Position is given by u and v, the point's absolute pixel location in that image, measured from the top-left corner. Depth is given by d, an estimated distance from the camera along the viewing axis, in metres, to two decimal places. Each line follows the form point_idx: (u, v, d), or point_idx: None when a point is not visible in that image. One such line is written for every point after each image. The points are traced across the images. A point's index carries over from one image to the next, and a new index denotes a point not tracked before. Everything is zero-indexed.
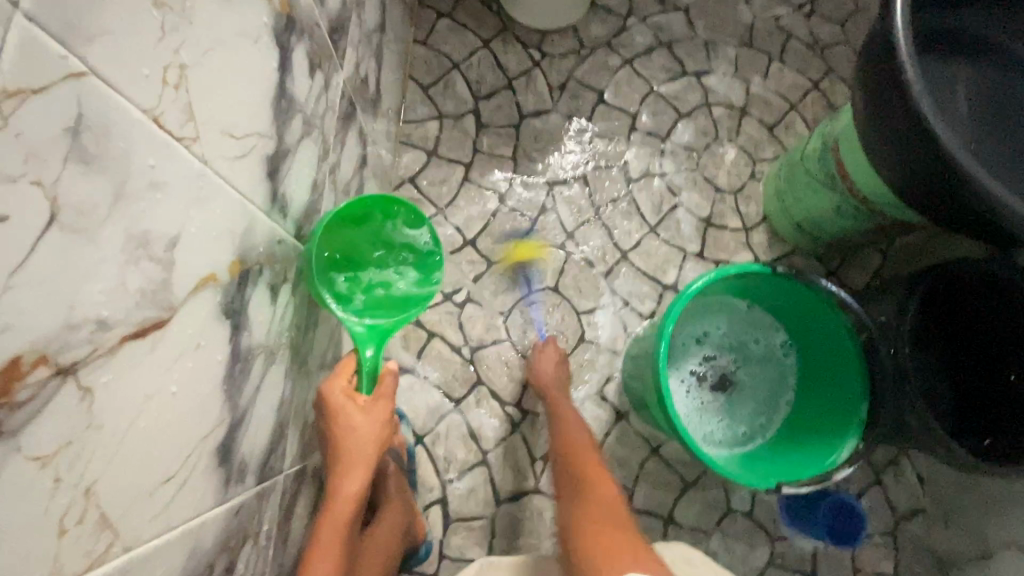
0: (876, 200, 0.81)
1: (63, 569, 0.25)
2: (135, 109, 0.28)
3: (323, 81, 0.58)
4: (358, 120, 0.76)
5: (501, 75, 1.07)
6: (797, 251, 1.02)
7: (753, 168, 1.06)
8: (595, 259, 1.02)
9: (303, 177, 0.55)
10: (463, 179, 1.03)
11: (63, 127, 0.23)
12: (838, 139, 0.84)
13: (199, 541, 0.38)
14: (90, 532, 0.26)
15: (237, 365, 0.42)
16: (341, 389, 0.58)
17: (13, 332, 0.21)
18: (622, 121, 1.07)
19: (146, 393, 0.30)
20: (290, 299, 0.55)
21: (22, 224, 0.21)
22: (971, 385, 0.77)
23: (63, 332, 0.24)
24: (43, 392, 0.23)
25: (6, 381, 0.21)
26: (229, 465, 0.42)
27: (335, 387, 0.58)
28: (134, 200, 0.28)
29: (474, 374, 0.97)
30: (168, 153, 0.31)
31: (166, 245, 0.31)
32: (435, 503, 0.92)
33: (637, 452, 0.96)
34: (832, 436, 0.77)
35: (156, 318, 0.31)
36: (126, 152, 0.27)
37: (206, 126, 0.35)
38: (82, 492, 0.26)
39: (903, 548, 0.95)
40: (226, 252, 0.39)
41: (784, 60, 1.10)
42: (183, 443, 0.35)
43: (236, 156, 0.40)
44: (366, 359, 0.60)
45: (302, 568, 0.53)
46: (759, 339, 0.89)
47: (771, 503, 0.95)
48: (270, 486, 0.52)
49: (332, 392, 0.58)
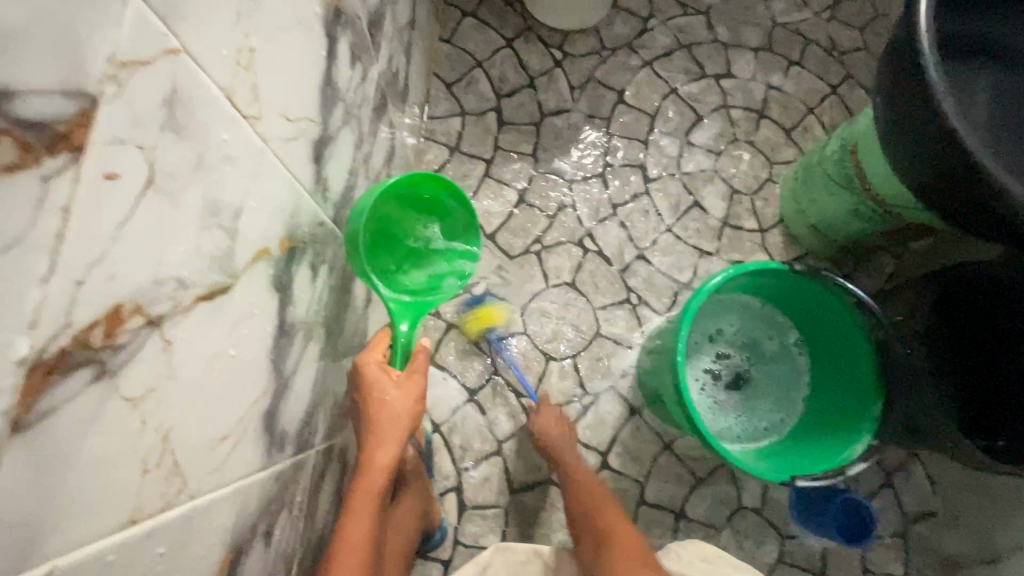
0: (894, 203, 0.82)
1: (144, 508, 0.27)
2: (215, 86, 0.30)
3: (361, 72, 0.61)
4: (388, 113, 0.79)
5: (523, 73, 1.09)
6: (812, 253, 1.03)
7: (769, 170, 1.07)
8: (612, 257, 1.03)
9: (341, 164, 0.58)
10: (484, 174, 1.05)
11: (161, 97, 0.25)
12: (857, 141, 0.85)
13: (248, 500, 0.41)
14: (164, 475, 0.28)
15: (282, 337, 0.44)
16: (376, 360, 0.61)
17: (119, 281, 0.23)
18: (642, 122, 1.08)
19: (212, 352, 0.32)
20: (325, 280, 0.57)
21: (130, 183, 0.23)
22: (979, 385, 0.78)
23: (153, 287, 0.26)
24: (136, 340, 0.25)
25: (110, 326, 0.23)
26: (272, 433, 0.45)
27: (370, 359, 0.62)
28: (209, 171, 0.30)
29: (491, 366, 0.98)
30: (238, 129, 0.33)
31: (232, 215, 0.33)
32: (450, 491, 0.94)
33: (649, 447, 0.97)
34: (846, 432, 0.78)
35: (222, 283, 0.33)
36: (206, 125, 0.29)
37: (267, 107, 0.37)
38: (161, 437, 0.28)
39: (912, 550, 0.95)
40: (278, 228, 0.41)
41: (804, 65, 1.11)
42: (238, 405, 0.37)
43: (290, 138, 0.42)
44: (400, 334, 0.62)
45: (337, 533, 0.56)
46: (772, 335, 0.91)
47: (780, 501, 0.97)
48: (304, 458, 0.55)
49: (368, 362, 0.61)
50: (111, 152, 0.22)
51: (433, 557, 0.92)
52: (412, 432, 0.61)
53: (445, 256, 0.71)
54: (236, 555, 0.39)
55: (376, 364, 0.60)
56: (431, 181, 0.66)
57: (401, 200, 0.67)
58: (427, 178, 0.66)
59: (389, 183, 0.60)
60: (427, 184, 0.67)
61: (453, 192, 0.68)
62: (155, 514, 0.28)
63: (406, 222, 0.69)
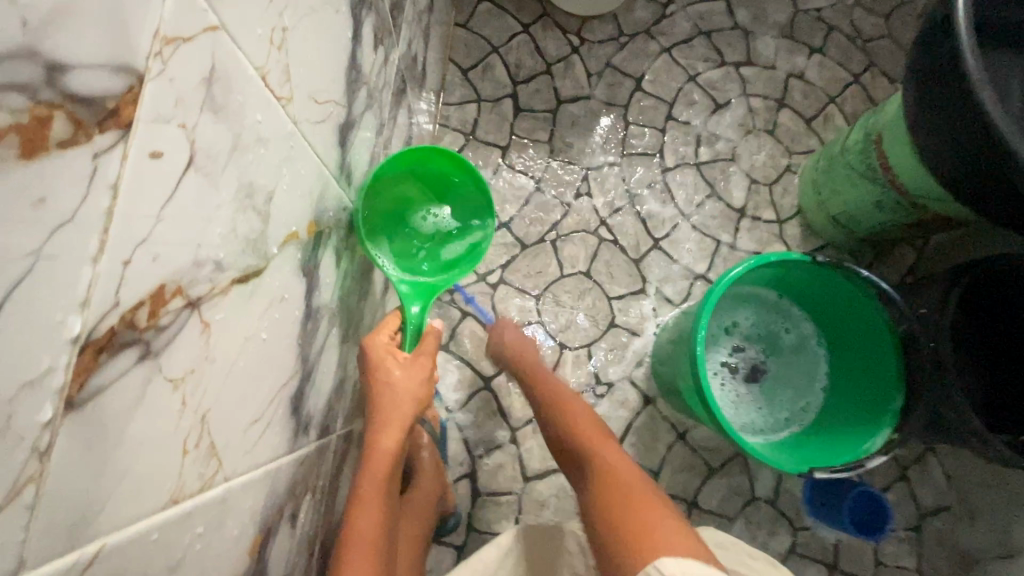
0: (919, 193, 0.80)
1: (184, 488, 0.27)
2: (250, 65, 0.29)
3: (383, 56, 0.60)
4: (406, 99, 0.78)
5: (540, 60, 1.08)
6: (831, 245, 1.02)
7: (789, 159, 1.06)
8: (629, 247, 1.02)
9: (363, 149, 0.57)
10: (499, 162, 1.04)
11: (201, 74, 0.25)
12: (882, 130, 0.83)
13: (275, 483, 0.41)
14: (202, 457, 0.29)
15: (309, 321, 0.44)
16: (382, 342, 0.60)
17: (162, 261, 0.23)
18: (659, 110, 1.07)
19: (245, 335, 0.32)
20: (347, 266, 0.57)
21: (173, 161, 0.23)
22: (1001, 379, 0.77)
23: (192, 268, 0.26)
24: (178, 320, 0.25)
25: (155, 307, 0.23)
26: (298, 417, 0.45)
27: (377, 341, 0.61)
28: (244, 152, 0.30)
29: (505, 354, 0.98)
30: (271, 110, 0.33)
31: (265, 198, 0.33)
32: (464, 478, 0.94)
33: (663, 437, 0.97)
34: (864, 425, 0.78)
35: (256, 266, 0.33)
36: (242, 105, 0.29)
37: (298, 89, 0.37)
38: (200, 419, 0.28)
39: (926, 543, 0.95)
40: (306, 212, 0.41)
41: (826, 52, 1.09)
42: (268, 390, 0.37)
43: (318, 121, 0.41)
44: (411, 316, 0.63)
45: (348, 515, 0.55)
46: (788, 327, 0.90)
47: (794, 493, 0.96)
48: (326, 443, 0.55)
49: (375, 343, 0.60)
50: (155, 130, 0.22)
51: (447, 543, 0.92)
52: (417, 414, 0.61)
53: (459, 233, 0.71)
54: (264, 537, 0.40)
55: (382, 345, 0.60)
56: (436, 155, 0.66)
57: (413, 179, 0.68)
58: (433, 152, 0.65)
59: (394, 160, 0.61)
60: (434, 159, 0.67)
61: (465, 167, 0.68)
62: (194, 494, 0.28)
63: (420, 199, 0.69)
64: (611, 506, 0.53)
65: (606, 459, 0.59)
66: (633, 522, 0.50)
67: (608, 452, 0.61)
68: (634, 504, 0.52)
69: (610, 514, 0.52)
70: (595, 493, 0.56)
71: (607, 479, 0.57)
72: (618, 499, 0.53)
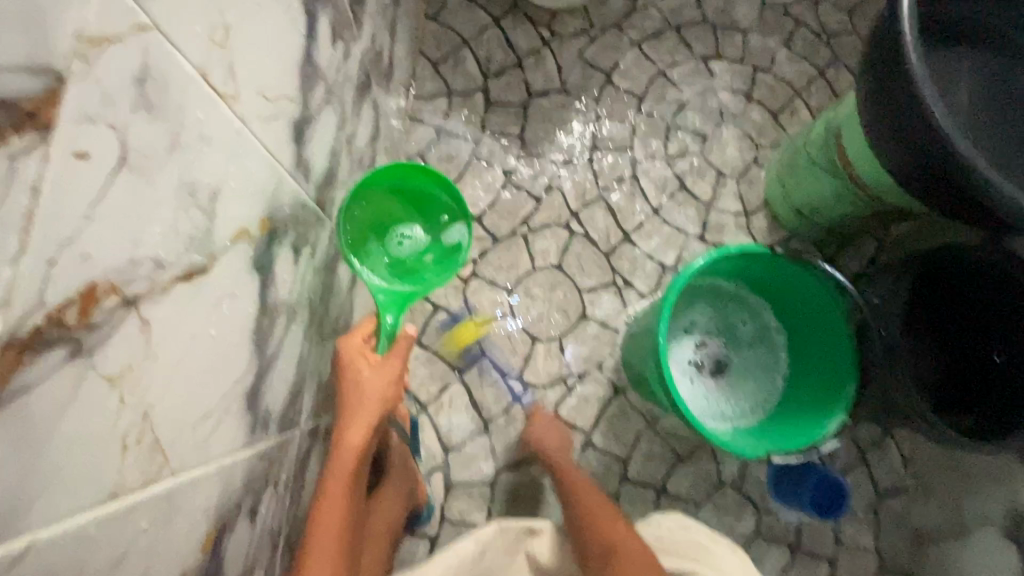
0: (875, 186, 0.83)
1: (127, 482, 0.28)
2: (188, 64, 0.29)
3: (343, 50, 0.60)
4: (373, 93, 0.78)
5: (510, 53, 1.08)
6: (795, 237, 1.05)
7: (755, 153, 1.08)
8: (599, 240, 1.04)
9: (323, 143, 0.57)
10: (470, 156, 1.04)
11: (132, 74, 0.25)
12: (842, 125, 0.85)
13: (231, 479, 0.41)
14: (145, 452, 0.29)
15: (265, 317, 0.45)
16: (357, 344, 0.61)
17: (92, 261, 0.23)
18: (629, 104, 1.08)
19: (191, 332, 0.32)
20: (309, 261, 0.57)
21: (102, 160, 0.23)
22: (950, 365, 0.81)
23: (129, 267, 0.26)
24: (113, 318, 0.25)
25: (84, 305, 0.23)
26: (255, 412, 0.45)
27: (353, 344, 0.61)
28: (185, 150, 0.30)
29: (477, 347, 0.99)
30: (213, 108, 0.33)
31: (210, 195, 0.33)
32: (437, 470, 0.95)
33: (633, 426, 0.99)
34: (820, 411, 0.81)
35: (201, 264, 0.33)
36: (180, 103, 0.29)
37: (244, 86, 0.37)
38: (141, 416, 0.28)
39: (883, 523, 0.99)
40: (258, 208, 0.41)
41: (792, 47, 1.11)
42: (219, 385, 0.37)
43: (269, 117, 0.41)
44: (387, 323, 0.62)
45: (314, 508, 0.56)
46: (745, 319, 0.93)
47: (759, 477, 1.00)
48: (289, 437, 0.55)
49: (350, 345, 0.61)
50: (80, 131, 0.22)
51: (420, 534, 0.93)
52: (384, 415, 0.61)
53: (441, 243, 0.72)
54: (220, 531, 0.40)
55: (357, 347, 0.61)
56: (416, 171, 0.69)
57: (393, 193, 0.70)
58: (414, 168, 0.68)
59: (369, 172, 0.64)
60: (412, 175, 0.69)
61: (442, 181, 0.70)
62: (137, 489, 0.28)
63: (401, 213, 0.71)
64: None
65: (633, 556, 0.65)
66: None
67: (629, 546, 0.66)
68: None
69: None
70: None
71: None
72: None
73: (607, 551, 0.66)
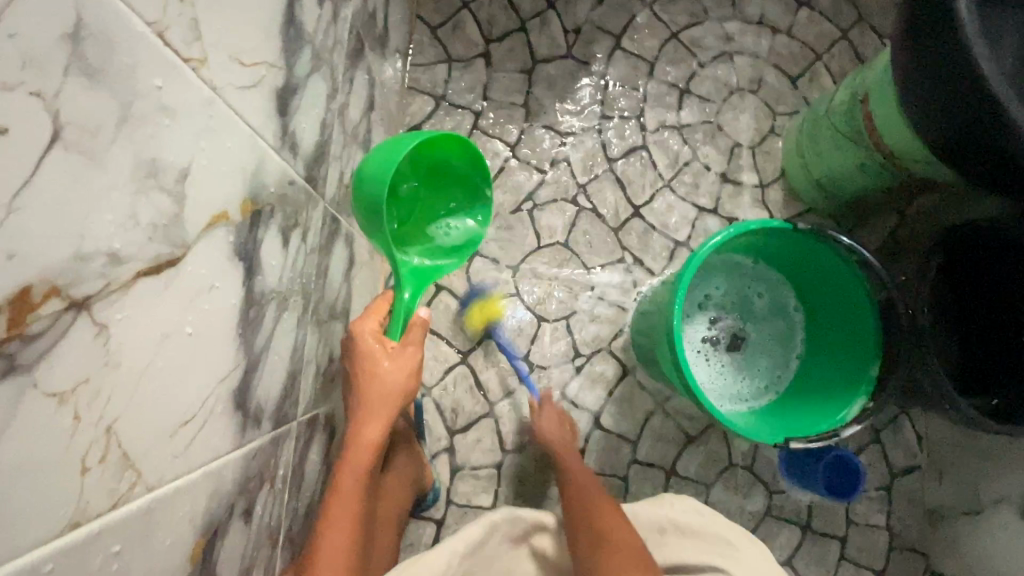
0: (904, 156, 0.77)
1: (89, 506, 0.25)
2: (137, 20, 0.25)
3: (331, 11, 0.55)
4: (366, 59, 0.72)
5: (513, 16, 1.01)
6: (812, 210, 1.00)
7: (773, 122, 1.02)
8: (608, 215, 0.99)
9: (313, 115, 0.52)
10: (472, 127, 0.99)
11: (62, 31, 0.20)
12: (868, 90, 0.79)
13: (220, 482, 0.38)
14: (112, 469, 0.26)
15: (252, 308, 0.41)
16: (371, 330, 0.59)
17: (21, 259, 0.19)
18: (640, 69, 1.01)
19: (161, 333, 0.29)
20: (301, 243, 0.53)
21: (25, 138, 0.19)
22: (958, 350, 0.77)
23: (74, 264, 0.22)
24: (57, 325, 0.22)
25: (17, 313, 0.20)
26: (245, 410, 0.42)
27: (365, 327, 0.59)
28: (141, 123, 0.26)
29: (482, 328, 0.96)
30: (176, 74, 0.28)
31: (177, 176, 0.29)
32: (443, 453, 0.93)
33: (642, 406, 0.97)
34: (840, 394, 0.77)
35: (169, 255, 0.29)
36: (131, 67, 0.25)
37: (214, 49, 0.32)
38: (103, 432, 0.25)
39: (896, 502, 0.97)
40: (238, 188, 0.37)
41: (814, 6, 1.03)
42: (201, 386, 0.34)
43: (246, 86, 0.37)
44: (402, 302, 0.61)
45: (325, 505, 0.54)
46: (761, 293, 0.89)
47: (770, 458, 0.97)
48: (285, 431, 0.52)
49: (363, 330, 0.59)
50: None
51: (426, 517, 0.92)
52: (403, 406, 0.60)
53: (455, 215, 0.68)
54: (211, 537, 0.37)
55: (370, 334, 0.59)
56: (451, 143, 0.62)
57: (421, 157, 0.62)
58: (443, 141, 0.61)
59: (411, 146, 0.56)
60: (445, 145, 0.62)
61: (470, 157, 0.64)
62: (104, 512, 0.25)
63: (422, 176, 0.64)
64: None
65: (614, 538, 0.61)
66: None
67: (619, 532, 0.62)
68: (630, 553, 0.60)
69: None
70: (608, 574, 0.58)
71: (620, 562, 0.59)
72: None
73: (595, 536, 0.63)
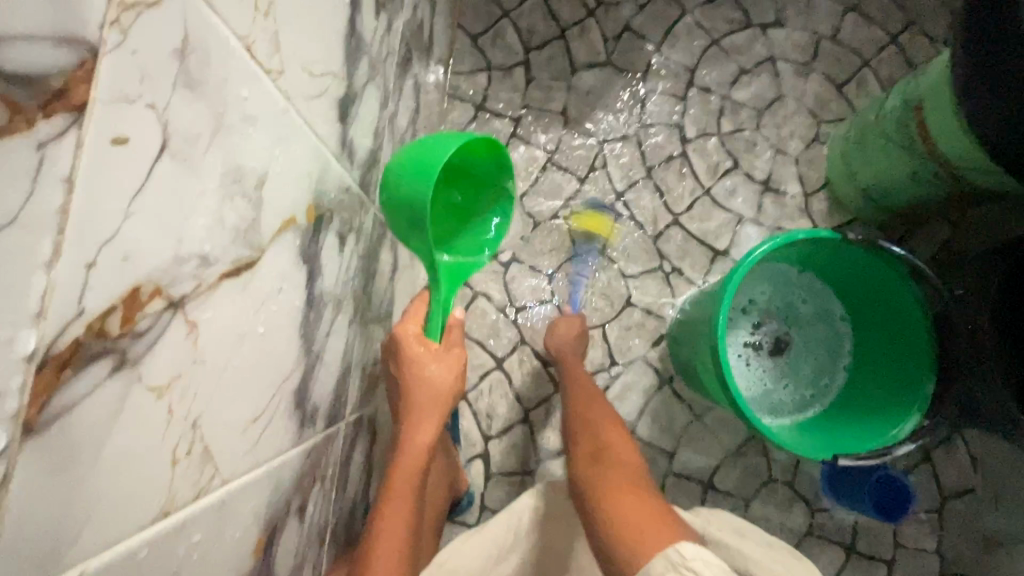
0: (962, 163, 0.74)
1: (176, 498, 0.26)
2: (231, 35, 0.26)
3: (386, 23, 0.56)
4: (413, 69, 0.74)
5: (553, 24, 1.02)
6: (858, 220, 0.97)
7: (817, 129, 0.99)
8: (646, 223, 0.98)
9: (368, 122, 0.54)
10: (511, 134, 1.00)
11: (173, 47, 0.22)
12: (923, 97, 0.76)
13: (281, 478, 0.39)
14: (195, 464, 0.27)
15: (312, 311, 0.42)
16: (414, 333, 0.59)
17: (133, 262, 0.21)
18: (679, 76, 1.01)
19: (239, 332, 0.30)
20: (354, 248, 0.54)
21: (143, 148, 0.21)
22: None
23: (173, 265, 0.23)
24: (159, 323, 0.23)
25: (128, 311, 0.21)
26: (304, 409, 0.43)
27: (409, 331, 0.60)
28: (230, 133, 0.27)
29: (518, 334, 0.96)
30: (258, 86, 0.29)
31: (256, 182, 0.30)
32: (478, 457, 0.94)
33: (679, 417, 0.95)
34: (893, 410, 0.75)
35: (248, 257, 0.30)
36: (223, 78, 0.26)
37: (290, 61, 0.33)
38: (190, 425, 0.26)
39: (948, 526, 0.92)
40: (304, 195, 0.38)
41: (861, 11, 1.00)
42: (268, 385, 0.35)
43: (315, 95, 0.38)
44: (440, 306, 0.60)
45: (381, 506, 0.56)
46: (806, 298, 0.87)
47: (812, 475, 0.94)
48: (335, 431, 0.54)
49: (407, 335, 0.59)
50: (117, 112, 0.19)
51: (460, 521, 0.92)
52: (450, 409, 0.60)
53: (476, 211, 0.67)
54: (271, 532, 0.39)
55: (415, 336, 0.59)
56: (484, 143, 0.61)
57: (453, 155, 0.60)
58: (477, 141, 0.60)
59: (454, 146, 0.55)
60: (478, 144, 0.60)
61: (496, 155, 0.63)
62: (187, 504, 0.27)
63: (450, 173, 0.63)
64: (625, 504, 0.53)
65: (622, 454, 0.61)
66: (645, 518, 0.51)
67: (623, 453, 0.62)
68: (629, 469, 0.59)
69: (622, 513, 0.52)
70: (604, 480, 0.57)
71: (619, 470, 0.58)
72: (632, 496, 0.54)
73: (597, 451, 0.62)
